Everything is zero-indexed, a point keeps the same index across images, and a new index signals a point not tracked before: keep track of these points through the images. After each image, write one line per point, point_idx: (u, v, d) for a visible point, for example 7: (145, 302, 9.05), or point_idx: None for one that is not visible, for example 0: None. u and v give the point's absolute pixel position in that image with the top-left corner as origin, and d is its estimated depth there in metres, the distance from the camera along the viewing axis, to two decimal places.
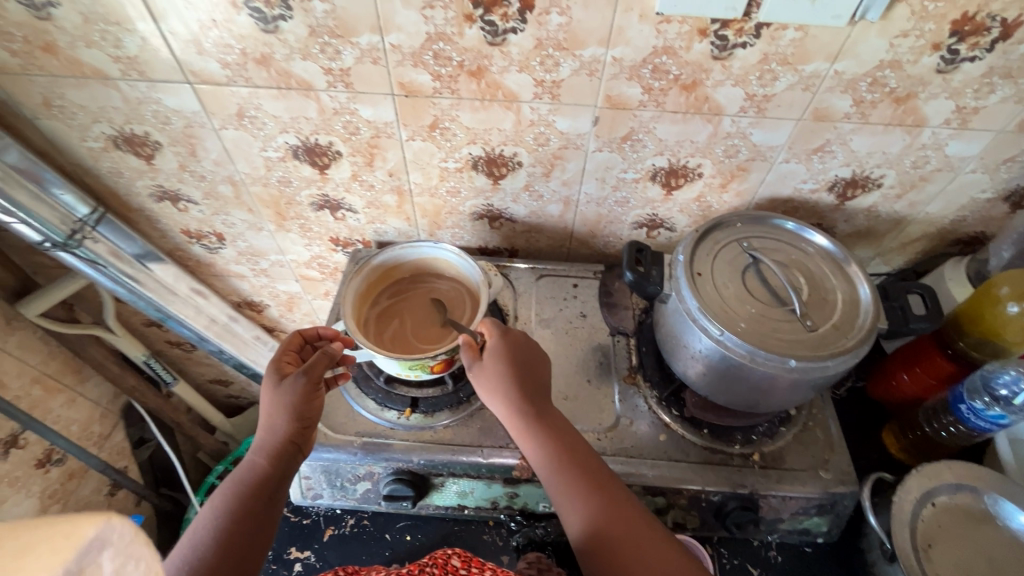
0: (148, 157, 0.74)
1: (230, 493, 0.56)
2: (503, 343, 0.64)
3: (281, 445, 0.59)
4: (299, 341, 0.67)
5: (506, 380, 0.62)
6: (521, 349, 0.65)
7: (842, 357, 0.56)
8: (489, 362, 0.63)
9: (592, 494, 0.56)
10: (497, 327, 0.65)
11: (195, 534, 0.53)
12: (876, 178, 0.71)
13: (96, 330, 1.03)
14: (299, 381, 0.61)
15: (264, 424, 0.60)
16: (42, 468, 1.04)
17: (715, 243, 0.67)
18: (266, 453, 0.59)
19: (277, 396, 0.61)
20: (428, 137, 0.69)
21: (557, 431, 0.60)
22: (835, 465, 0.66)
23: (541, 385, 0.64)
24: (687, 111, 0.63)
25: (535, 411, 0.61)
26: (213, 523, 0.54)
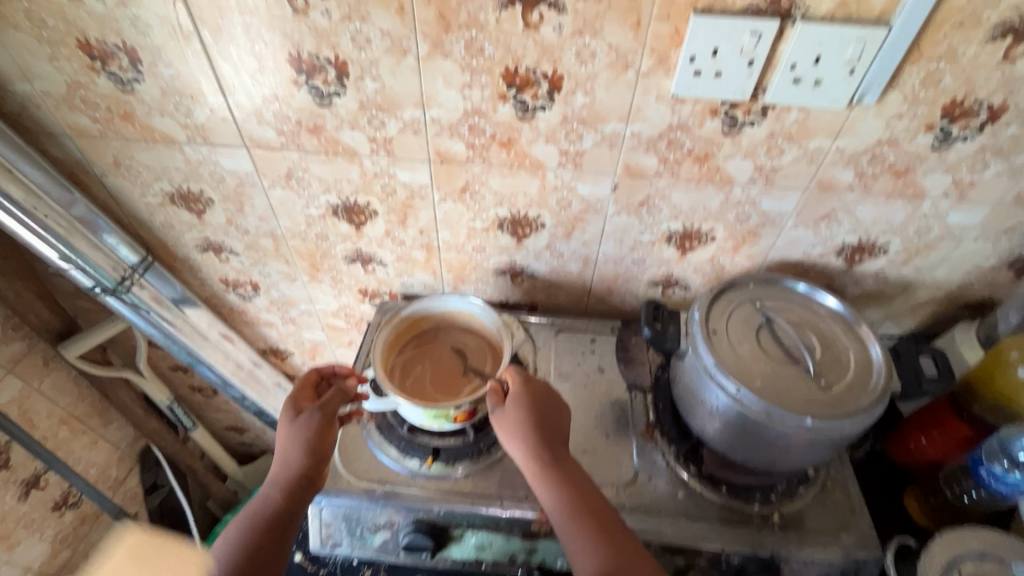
0: (199, 212, 0.80)
1: (243, 526, 0.59)
2: (525, 389, 0.67)
3: (294, 480, 0.62)
4: (317, 377, 0.71)
5: (526, 424, 0.64)
6: (542, 396, 0.67)
7: (857, 418, 0.58)
8: (511, 406, 0.65)
9: (604, 546, 0.56)
10: (521, 374, 0.68)
11: (209, 564, 0.56)
12: (882, 244, 0.74)
13: (126, 372, 1.06)
14: (315, 417, 0.65)
15: (279, 459, 0.63)
16: (58, 511, 1.06)
17: (729, 302, 0.70)
18: (279, 485, 0.62)
19: (294, 431, 0.64)
20: (459, 199, 0.74)
21: (572, 479, 0.61)
22: (856, 527, 0.66)
23: (559, 434, 0.65)
24: (700, 180, 0.68)
25: (553, 458, 0.62)
26: (226, 555, 0.56)
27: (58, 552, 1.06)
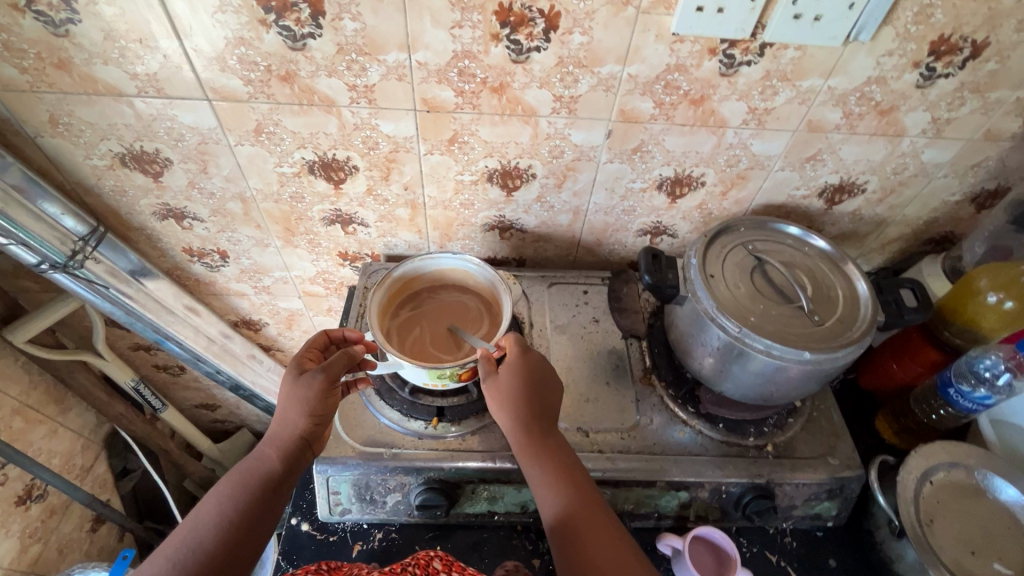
0: (156, 174, 0.72)
1: (236, 484, 0.58)
2: (519, 360, 0.64)
3: (292, 441, 0.61)
4: (326, 341, 0.68)
5: (514, 394, 0.62)
6: (538, 367, 0.65)
7: (850, 347, 0.60)
8: (502, 375, 0.63)
9: (582, 518, 0.56)
10: (520, 342, 0.66)
11: (197, 518, 0.55)
12: (861, 184, 0.77)
13: (84, 356, 0.98)
14: (317, 378, 0.62)
15: (278, 419, 0.62)
16: (22, 506, 0.99)
17: (723, 246, 0.71)
18: (276, 444, 0.61)
19: (295, 391, 0.62)
20: (446, 151, 0.71)
21: (558, 453, 0.61)
22: (841, 451, 0.71)
23: (550, 407, 0.64)
24: (694, 124, 0.68)
25: (540, 430, 0.62)
26: (215, 510, 0.55)
27: (29, 548, 1.00)
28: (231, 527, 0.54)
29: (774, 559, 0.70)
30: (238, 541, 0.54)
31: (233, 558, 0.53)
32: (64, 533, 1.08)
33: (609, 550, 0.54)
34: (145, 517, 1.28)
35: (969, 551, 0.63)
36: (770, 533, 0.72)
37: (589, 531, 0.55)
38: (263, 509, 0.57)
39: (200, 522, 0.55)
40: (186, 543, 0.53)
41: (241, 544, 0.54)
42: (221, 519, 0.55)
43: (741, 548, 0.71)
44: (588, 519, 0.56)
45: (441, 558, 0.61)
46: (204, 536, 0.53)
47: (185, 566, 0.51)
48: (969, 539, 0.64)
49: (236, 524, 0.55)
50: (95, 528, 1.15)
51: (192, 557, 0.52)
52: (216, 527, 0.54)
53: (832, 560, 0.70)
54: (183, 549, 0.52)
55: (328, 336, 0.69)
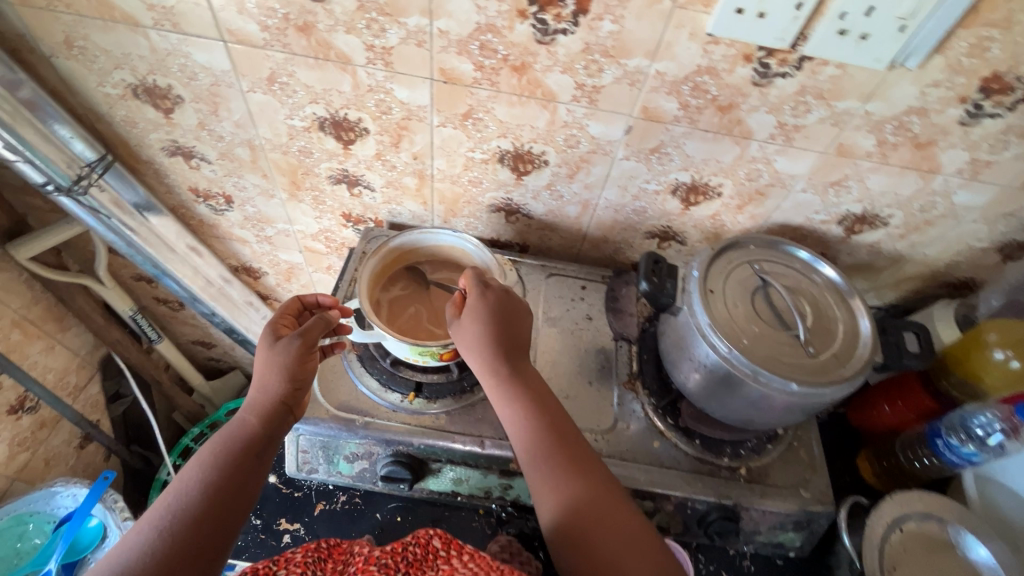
0: (167, 111, 0.72)
1: (217, 450, 0.57)
2: (484, 304, 0.65)
3: (271, 405, 0.60)
4: (299, 307, 0.69)
5: (481, 337, 0.64)
6: (504, 310, 0.66)
7: (840, 386, 0.59)
8: (468, 318, 0.65)
9: (561, 464, 0.58)
10: (480, 285, 0.67)
11: (178, 486, 0.53)
12: (884, 217, 0.74)
13: (85, 280, 0.99)
14: (295, 343, 0.62)
15: (256, 385, 0.61)
16: (13, 415, 1.02)
17: (728, 262, 0.69)
18: (256, 411, 0.60)
19: (273, 355, 0.61)
20: (459, 126, 0.69)
21: (535, 399, 0.63)
22: (815, 485, 0.70)
23: (519, 347, 0.66)
24: (718, 131, 0.65)
25: (513, 376, 0.63)
26: (197, 477, 0.54)
27: (16, 456, 1.04)
28: (215, 489, 0.53)
29: None
30: (224, 503, 0.53)
31: (219, 520, 0.52)
32: (52, 446, 1.12)
33: (592, 494, 0.56)
34: (132, 442, 1.32)
35: None
36: (730, 554, 0.72)
37: (572, 477, 0.57)
38: (248, 471, 0.56)
39: (183, 490, 0.53)
40: (169, 511, 0.51)
41: (227, 506, 0.53)
42: (203, 484, 0.53)
43: (698, 565, 0.71)
44: (567, 464, 0.58)
45: (442, 536, 0.56)
46: (186, 502, 0.52)
47: (170, 529, 0.49)
48: None
49: (220, 488, 0.53)
50: (83, 446, 1.19)
51: (176, 518, 0.50)
52: (198, 491, 0.53)
53: None
54: (166, 514, 0.51)
55: (301, 303, 0.69)
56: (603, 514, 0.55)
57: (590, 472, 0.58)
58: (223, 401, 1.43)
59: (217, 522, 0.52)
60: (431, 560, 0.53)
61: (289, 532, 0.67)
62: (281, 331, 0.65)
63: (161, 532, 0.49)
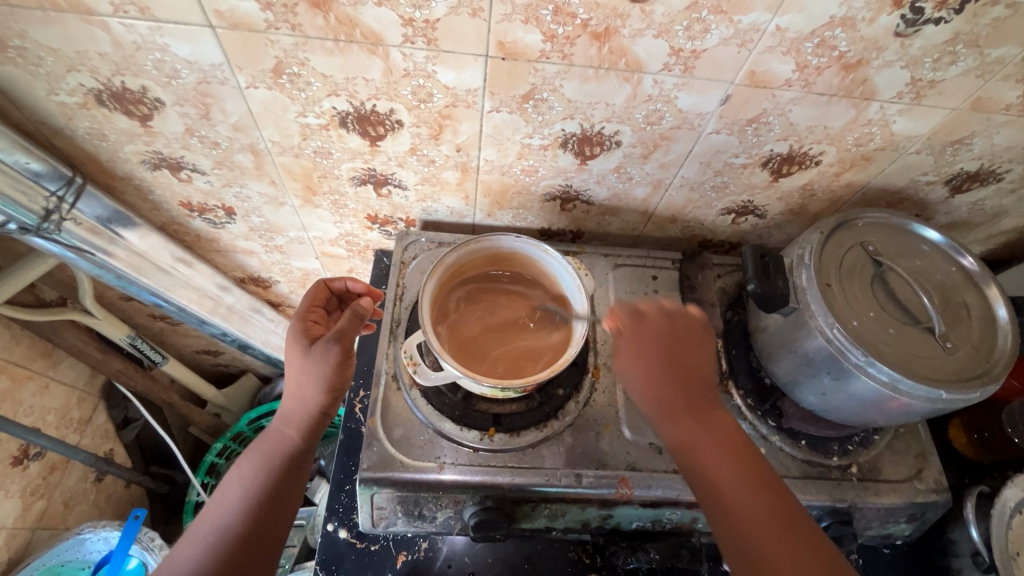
0: (144, 118, 0.57)
1: (259, 463, 0.55)
2: (638, 330, 0.57)
3: (312, 416, 0.58)
4: (326, 293, 0.66)
5: (653, 359, 0.55)
6: (676, 331, 0.57)
7: (990, 388, 0.52)
8: (636, 346, 0.56)
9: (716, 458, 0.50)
10: (632, 314, 0.58)
11: (222, 499, 0.53)
12: (999, 173, 0.65)
13: (72, 315, 0.86)
14: (333, 349, 0.57)
15: (293, 394, 0.57)
16: (19, 466, 0.92)
17: (841, 246, 0.60)
18: (294, 422, 0.57)
19: (307, 365, 0.57)
20: (517, 109, 0.56)
21: (683, 385, 0.54)
22: (928, 474, 0.65)
23: (694, 370, 0.55)
24: (835, 94, 0.54)
25: (671, 394, 0.53)
26: (240, 492, 0.53)
27: (32, 506, 0.95)
28: (255, 512, 0.52)
29: None
30: (267, 520, 0.52)
31: (263, 541, 0.51)
32: (68, 487, 1.03)
33: (751, 493, 0.48)
34: (151, 463, 1.23)
35: None
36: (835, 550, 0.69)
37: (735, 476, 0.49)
38: (287, 489, 0.54)
39: (226, 505, 0.52)
40: (214, 527, 0.51)
41: (267, 531, 0.52)
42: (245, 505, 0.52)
43: None
44: (722, 457, 0.50)
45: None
46: (230, 520, 0.51)
47: (215, 556, 0.49)
48: None
49: (261, 507, 0.53)
50: (100, 479, 1.10)
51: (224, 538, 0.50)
52: (242, 510, 0.52)
53: None
54: (213, 533, 0.51)
55: (328, 288, 0.66)
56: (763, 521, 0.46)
57: (756, 471, 0.49)
58: (239, 408, 1.34)
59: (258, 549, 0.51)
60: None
61: None
62: (313, 326, 0.61)
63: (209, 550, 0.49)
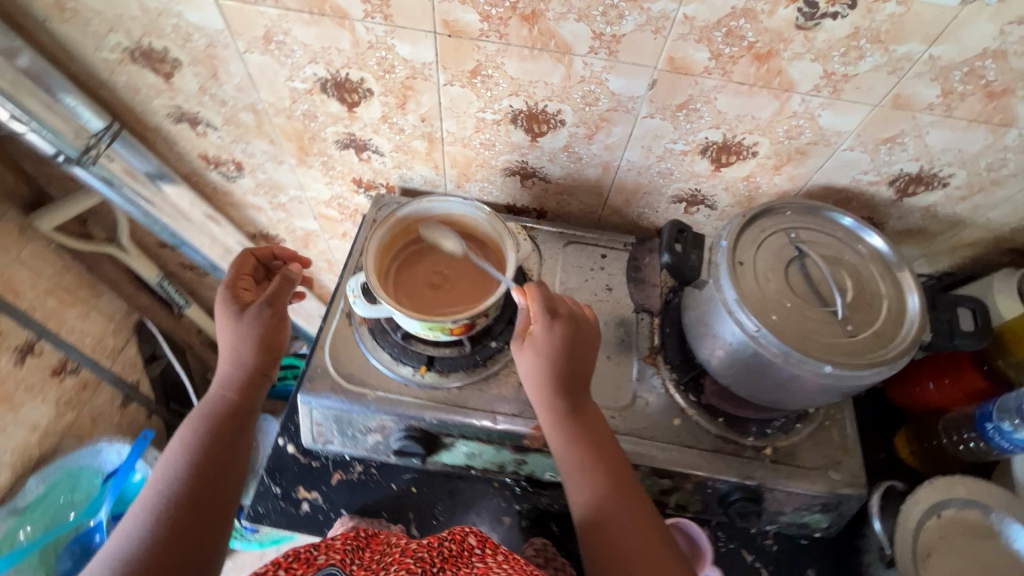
0: (167, 75, 0.69)
1: (202, 425, 0.63)
2: (553, 332, 0.61)
3: (247, 377, 0.66)
4: (252, 261, 0.72)
5: (548, 368, 0.61)
6: (575, 338, 0.62)
7: (882, 369, 0.54)
8: (533, 349, 0.62)
9: (603, 475, 0.59)
10: (547, 316, 0.61)
11: (171, 459, 0.60)
12: (943, 177, 0.66)
13: (109, 248, 1.01)
14: (266, 312, 0.66)
15: (229, 359, 0.66)
16: (57, 377, 1.07)
17: (762, 230, 0.63)
18: (232, 385, 0.65)
19: (240, 328, 0.65)
20: (468, 84, 0.64)
21: (575, 406, 0.62)
22: (846, 466, 0.66)
23: (579, 374, 0.62)
24: (755, 84, 0.58)
25: (568, 408, 0.61)
26: (185, 451, 0.61)
27: (64, 414, 1.10)
28: (197, 472, 0.59)
29: (750, 558, 0.69)
30: (213, 470, 0.60)
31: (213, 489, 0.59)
32: (97, 405, 1.17)
33: (624, 510, 0.57)
34: (171, 400, 1.38)
35: None
36: (751, 533, 0.70)
37: (611, 497, 0.58)
38: (227, 448, 0.62)
39: (174, 463, 0.60)
40: (163, 482, 0.59)
41: (214, 485, 0.59)
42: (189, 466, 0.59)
43: (716, 542, 0.69)
44: (599, 466, 0.59)
45: (476, 534, 0.57)
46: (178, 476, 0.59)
47: (168, 509, 0.56)
48: None
49: (204, 465, 0.60)
50: (125, 405, 1.25)
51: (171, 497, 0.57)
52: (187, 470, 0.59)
53: (811, 570, 0.68)
54: (163, 487, 0.58)
55: (254, 257, 0.73)
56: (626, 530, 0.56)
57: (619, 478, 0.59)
58: None
59: (208, 502, 0.58)
60: (467, 556, 0.54)
61: (308, 500, 0.69)
62: (242, 294, 0.68)
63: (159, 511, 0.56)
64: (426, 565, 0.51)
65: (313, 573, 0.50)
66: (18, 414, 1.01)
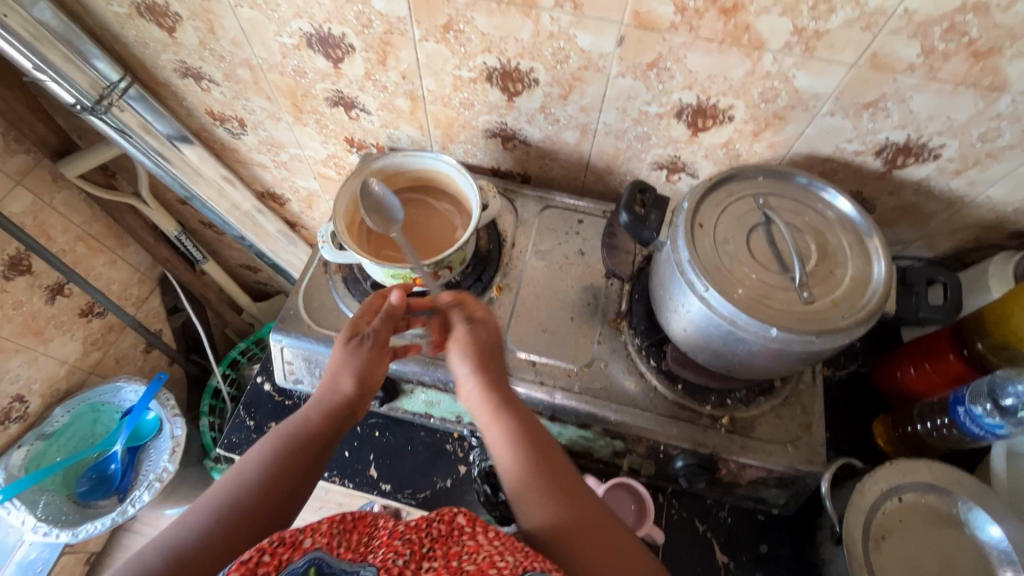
0: (170, 29, 0.74)
1: (282, 443, 0.56)
2: (468, 336, 0.61)
3: (338, 405, 0.59)
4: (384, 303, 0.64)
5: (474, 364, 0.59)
6: (492, 342, 0.61)
7: (832, 336, 0.52)
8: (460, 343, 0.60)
9: (567, 502, 0.52)
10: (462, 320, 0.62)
11: (238, 475, 0.52)
12: (934, 148, 0.62)
13: (130, 200, 1.08)
14: (374, 348, 0.61)
15: (327, 382, 0.60)
16: (85, 318, 1.17)
17: (729, 194, 0.62)
18: (319, 408, 0.58)
19: (344, 356, 0.60)
20: (442, 39, 0.65)
21: (524, 422, 0.58)
22: (805, 443, 0.64)
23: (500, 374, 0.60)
24: (723, 41, 0.56)
25: (511, 413, 0.58)
26: (256, 469, 0.53)
27: (89, 353, 1.19)
28: (273, 489, 0.52)
29: (701, 528, 0.68)
30: (283, 495, 0.52)
31: (273, 513, 0.51)
32: (121, 348, 1.27)
33: (587, 516, 0.51)
34: (191, 351, 1.47)
35: None
36: (706, 503, 0.70)
37: (573, 518, 0.51)
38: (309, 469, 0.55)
39: (244, 481, 0.52)
40: (223, 499, 0.50)
41: (283, 507, 0.52)
42: (268, 480, 0.52)
43: (669, 510, 0.69)
44: (546, 472, 0.54)
45: (467, 511, 0.53)
46: (243, 495, 0.50)
47: (227, 529, 0.48)
48: (919, 566, 0.58)
49: (281, 479, 0.53)
50: (148, 351, 1.34)
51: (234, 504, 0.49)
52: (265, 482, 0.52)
53: (764, 545, 0.67)
54: (228, 503, 0.50)
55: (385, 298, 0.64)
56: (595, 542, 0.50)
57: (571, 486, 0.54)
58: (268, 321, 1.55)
59: (272, 526, 0.51)
60: (457, 533, 0.51)
61: None
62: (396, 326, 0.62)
63: (215, 518, 0.48)
64: (416, 547, 0.49)
65: (300, 556, 0.47)
66: (47, 347, 1.10)
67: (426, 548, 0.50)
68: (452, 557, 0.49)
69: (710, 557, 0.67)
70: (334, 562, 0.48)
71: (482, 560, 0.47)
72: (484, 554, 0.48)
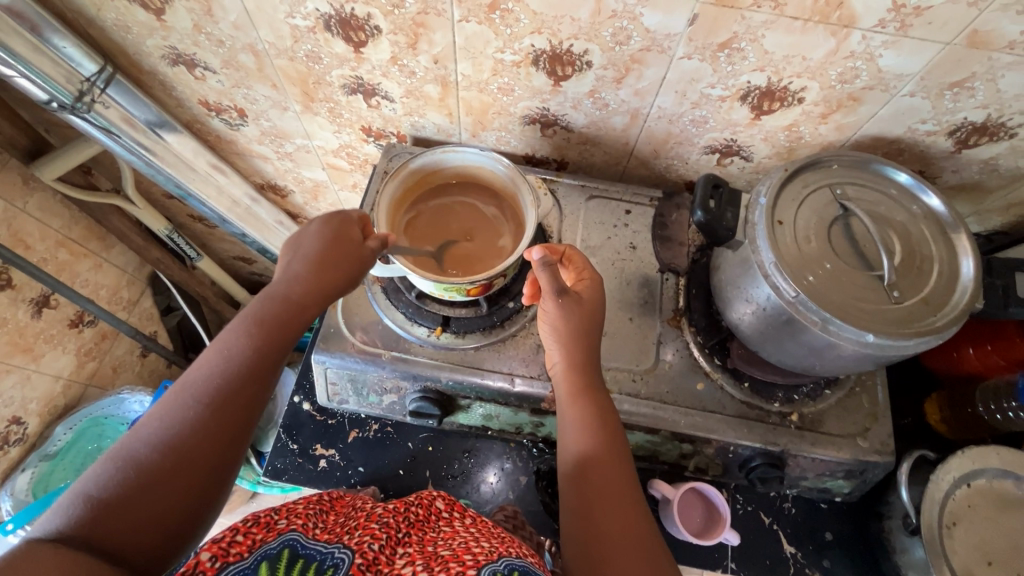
0: (158, 11, 0.64)
1: (260, 327, 0.50)
2: (563, 311, 0.56)
3: (309, 288, 0.53)
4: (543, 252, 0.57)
5: (569, 332, 0.56)
6: (590, 318, 0.57)
7: (928, 339, 0.50)
8: (558, 309, 0.56)
9: (598, 465, 0.51)
10: (555, 292, 0.56)
11: (218, 356, 0.48)
12: (1012, 127, 0.59)
13: (117, 200, 1.00)
14: (351, 238, 0.55)
15: (298, 262, 0.54)
16: (75, 328, 1.08)
17: (805, 185, 0.58)
18: (298, 289, 0.53)
19: (314, 238, 0.55)
20: (485, 20, 0.58)
21: (588, 386, 0.56)
22: (875, 434, 0.63)
23: (592, 347, 0.57)
24: (810, 19, 0.51)
25: (588, 382, 0.56)
26: (232, 355, 0.48)
27: (84, 364, 1.11)
28: (244, 379, 0.48)
29: (767, 521, 0.68)
30: (253, 386, 0.48)
31: (239, 408, 0.47)
32: (116, 355, 1.19)
33: (611, 475, 0.51)
34: (189, 350, 1.39)
35: (985, 561, 0.59)
36: (770, 496, 0.69)
37: (608, 471, 0.51)
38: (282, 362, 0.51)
39: (219, 364, 0.47)
40: (203, 391, 0.46)
41: (252, 402, 0.48)
42: (238, 369, 0.48)
43: (735, 505, 0.69)
44: (603, 439, 0.53)
45: (445, 499, 0.60)
46: (217, 389, 0.46)
47: (203, 427, 0.45)
48: (990, 549, 0.59)
49: (252, 375, 0.48)
50: (144, 355, 1.26)
51: (217, 403, 0.46)
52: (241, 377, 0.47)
53: (829, 533, 0.68)
54: (207, 396, 0.46)
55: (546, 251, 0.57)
56: (614, 507, 0.49)
57: (617, 447, 0.53)
58: None
59: (245, 419, 0.47)
60: (434, 520, 0.56)
61: (325, 457, 0.70)
62: (351, 228, 0.56)
63: (194, 412, 0.45)
64: (392, 531, 0.52)
65: (274, 537, 0.47)
66: (40, 364, 1.02)
67: (403, 533, 0.52)
68: (426, 542, 0.51)
69: (778, 548, 0.67)
70: (309, 543, 0.48)
71: (458, 544, 0.49)
72: (462, 538, 0.50)
